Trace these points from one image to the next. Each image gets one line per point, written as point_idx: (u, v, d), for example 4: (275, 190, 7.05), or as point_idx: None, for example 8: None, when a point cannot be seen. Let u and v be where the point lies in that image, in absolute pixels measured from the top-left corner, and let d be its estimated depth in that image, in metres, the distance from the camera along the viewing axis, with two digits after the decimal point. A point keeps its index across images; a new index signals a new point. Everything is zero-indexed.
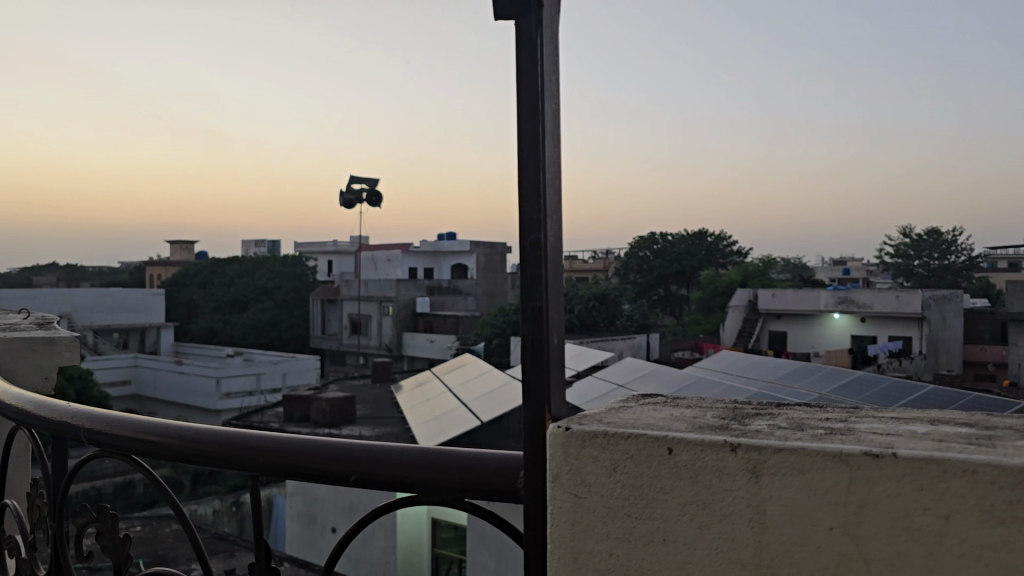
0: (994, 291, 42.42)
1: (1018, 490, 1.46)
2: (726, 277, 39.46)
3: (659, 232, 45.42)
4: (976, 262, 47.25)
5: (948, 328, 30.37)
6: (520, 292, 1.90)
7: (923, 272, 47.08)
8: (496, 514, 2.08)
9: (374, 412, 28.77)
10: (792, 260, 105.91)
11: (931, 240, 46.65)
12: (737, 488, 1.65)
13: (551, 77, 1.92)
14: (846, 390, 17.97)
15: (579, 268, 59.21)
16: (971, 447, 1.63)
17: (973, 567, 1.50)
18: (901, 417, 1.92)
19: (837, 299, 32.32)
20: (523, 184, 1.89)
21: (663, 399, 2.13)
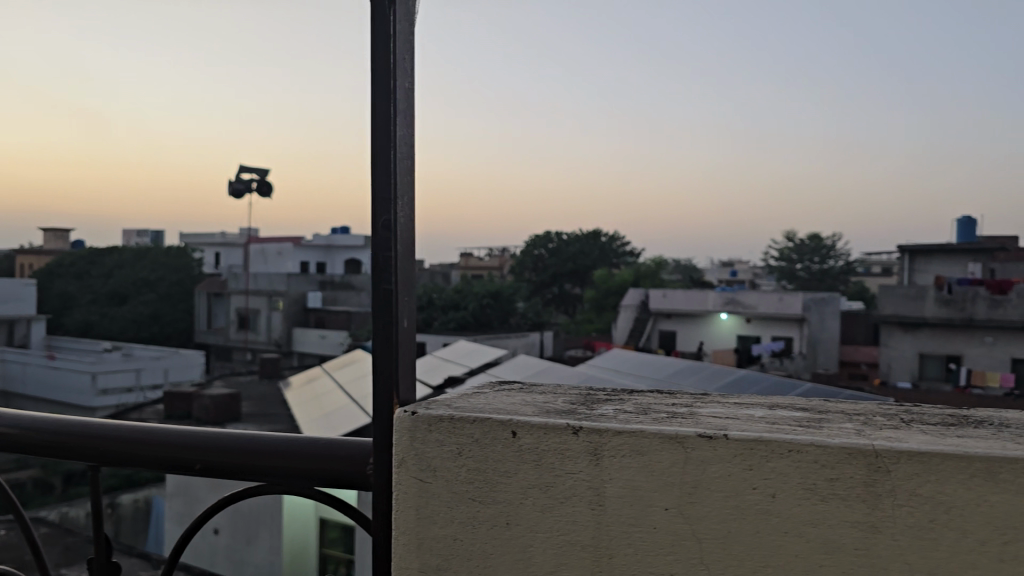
0: (868, 295, 44.44)
1: (855, 468, 1.52)
2: (617, 277, 40.16)
3: (554, 231, 45.78)
4: (852, 267, 49.76)
5: (825, 330, 31.87)
6: (373, 270, 1.86)
7: (805, 275, 49.24)
8: (350, 504, 2.03)
9: (261, 408, 27.94)
10: (682, 262, 108.89)
11: (812, 245, 48.99)
12: (578, 471, 1.66)
13: (405, 53, 1.89)
14: (732, 387, 18.49)
15: (475, 265, 59.17)
16: (799, 428, 1.69)
17: (805, 552, 1.56)
18: (741, 400, 1.96)
19: (723, 300, 33.22)
20: (373, 166, 1.86)
21: (518, 386, 2.12)
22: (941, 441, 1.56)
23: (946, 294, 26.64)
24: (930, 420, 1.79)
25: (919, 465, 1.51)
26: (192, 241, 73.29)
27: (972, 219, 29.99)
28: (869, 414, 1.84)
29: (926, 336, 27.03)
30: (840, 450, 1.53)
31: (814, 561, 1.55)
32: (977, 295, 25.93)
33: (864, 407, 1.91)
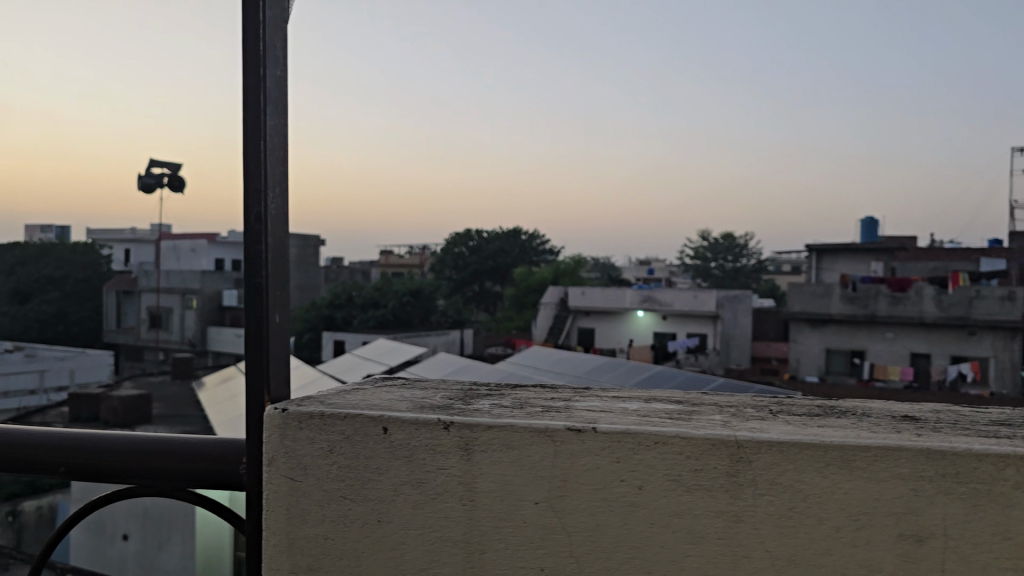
0: (779, 292, 45.37)
1: (735, 460, 1.55)
2: (537, 275, 40.50)
3: (474, 229, 45.55)
4: (764, 265, 51.11)
5: (738, 326, 32.42)
6: (243, 260, 1.80)
7: (719, 273, 50.45)
8: (223, 506, 1.94)
9: (173, 410, 27.00)
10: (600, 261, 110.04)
11: (726, 244, 50.57)
12: (449, 465, 1.65)
13: (275, 42, 1.82)
14: (649, 382, 18.73)
15: (395, 262, 58.57)
16: (672, 420, 1.71)
17: (680, 548, 1.57)
18: (620, 393, 1.98)
19: (640, 297, 33.64)
20: (245, 158, 1.79)
21: (400, 382, 2.09)
22: (803, 430, 1.60)
23: (850, 292, 26.68)
24: (798, 411, 1.84)
25: (781, 455, 1.54)
26: (99, 237, 70.39)
27: (875, 219, 31.18)
28: (741, 404, 1.88)
29: (832, 332, 27.03)
30: (705, 440, 1.56)
31: (679, 553, 1.57)
32: (878, 293, 26.15)
33: (739, 398, 1.95)
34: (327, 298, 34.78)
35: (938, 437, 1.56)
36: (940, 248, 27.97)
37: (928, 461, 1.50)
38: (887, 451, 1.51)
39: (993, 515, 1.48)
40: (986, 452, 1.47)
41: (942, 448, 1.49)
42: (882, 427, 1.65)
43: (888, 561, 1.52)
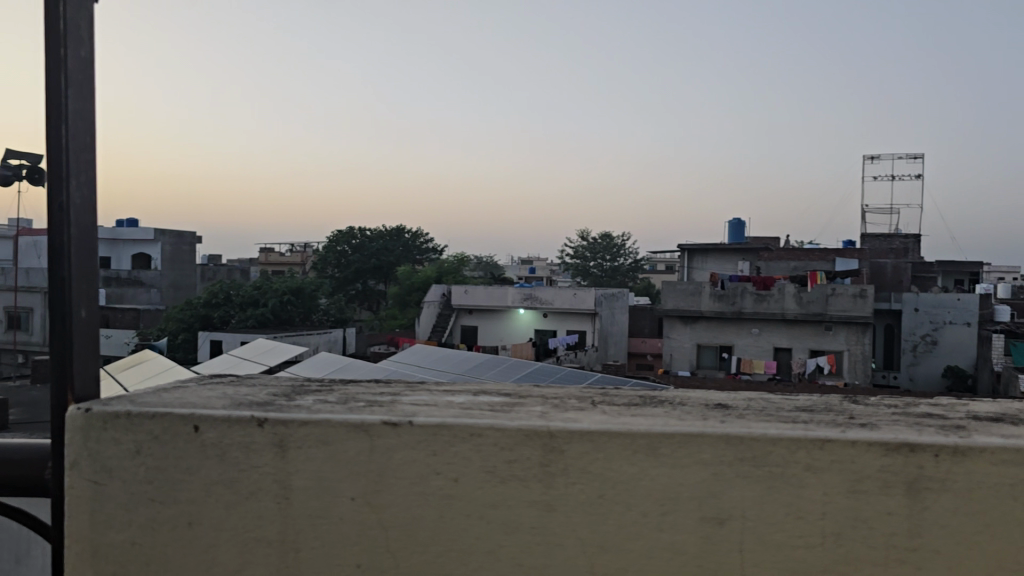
0: (654, 290, 46.65)
1: (557, 454, 1.58)
2: (421, 273, 40.14)
3: (356, 227, 44.67)
4: (641, 264, 52.22)
5: (615, 323, 32.84)
6: (46, 252, 1.69)
7: (598, 272, 51.23)
8: (23, 511, 1.80)
9: (30, 416, 25.09)
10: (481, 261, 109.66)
11: (604, 244, 51.33)
12: (263, 464, 1.61)
13: (76, 22, 1.73)
14: (534, 376, 18.78)
15: (274, 260, 56.70)
16: (492, 412, 1.73)
17: (505, 542, 1.58)
18: (449, 387, 1.99)
19: (522, 295, 32.31)
20: (45, 142, 1.69)
21: (225, 380, 2.02)
22: (615, 420, 1.65)
23: (720, 289, 26.55)
24: (618, 402, 1.91)
25: (590, 443, 1.58)
26: None
27: (742, 221, 32.45)
28: (565, 396, 1.92)
29: (702, 327, 26.83)
30: (518, 431, 1.58)
31: (495, 545, 1.59)
32: (745, 290, 26.04)
33: (565, 390, 1.99)
34: (204, 297, 33.03)
35: (741, 423, 1.64)
36: (799, 249, 28.81)
37: (728, 445, 1.57)
38: (687, 439, 1.57)
39: (787, 495, 1.57)
40: (779, 436, 1.56)
41: (742, 433, 1.56)
42: (693, 415, 1.72)
43: (697, 549, 1.58)
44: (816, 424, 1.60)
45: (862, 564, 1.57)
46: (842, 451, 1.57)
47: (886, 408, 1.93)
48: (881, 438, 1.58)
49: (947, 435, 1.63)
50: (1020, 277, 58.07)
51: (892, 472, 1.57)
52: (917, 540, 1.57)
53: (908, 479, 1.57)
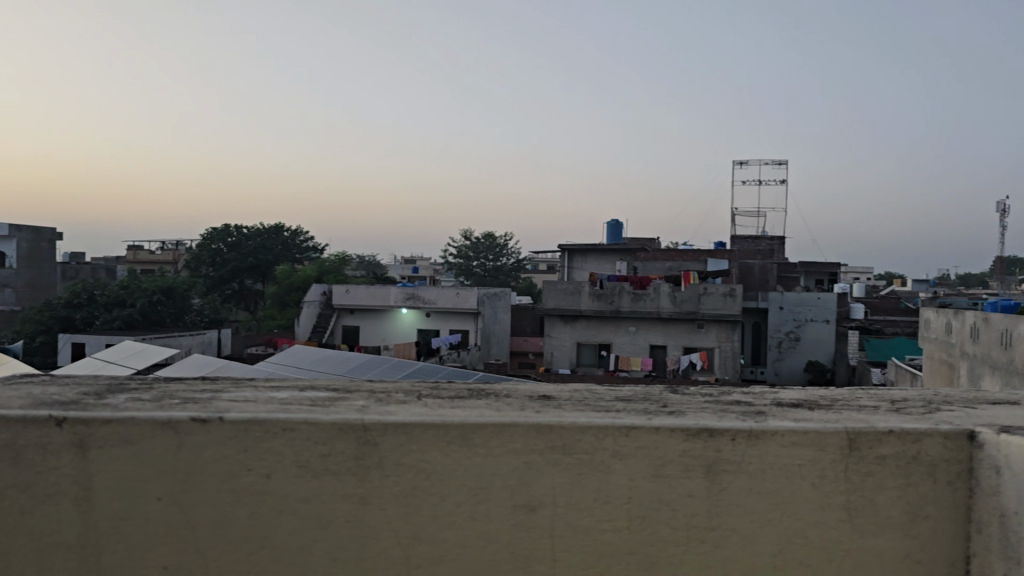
0: (536, 289, 47.12)
1: (374, 450, 1.58)
2: (301, 272, 39.22)
3: (233, 224, 42.99)
4: (523, 264, 52.54)
5: (498, 322, 32.89)
6: None
7: (481, 272, 51.15)
8: None
9: None
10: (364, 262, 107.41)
11: (487, 244, 51.13)
12: (63, 465, 1.54)
13: None
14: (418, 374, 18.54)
15: (143, 259, 53.88)
16: (312, 407, 1.72)
17: (314, 539, 1.58)
18: (277, 383, 1.97)
19: (404, 295, 31.63)
20: None
21: (26, 380, 1.92)
22: (432, 413, 1.67)
23: (598, 289, 27.05)
24: (444, 396, 1.93)
25: (404, 435, 1.59)
26: None
27: (620, 221, 33.20)
28: (393, 390, 1.93)
29: (582, 326, 27.28)
30: (331, 425, 1.58)
31: (308, 541, 1.58)
32: (622, 289, 26.61)
33: (393, 385, 2.02)
34: (64, 297, 31.03)
35: (552, 413, 1.70)
36: (673, 249, 29.81)
37: (537, 434, 1.62)
38: (501, 428, 1.61)
39: (592, 484, 1.63)
40: (585, 424, 1.62)
41: (549, 422, 1.62)
42: (507, 406, 1.77)
43: (507, 548, 1.62)
44: (621, 412, 1.68)
45: (661, 548, 1.65)
46: (644, 437, 1.65)
47: (700, 397, 2.05)
48: (683, 425, 1.66)
49: (745, 420, 1.75)
50: (873, 276, 61.90)
51: (692, 456, 1.65)
52: (714, 521, 1.67)
53: (707, 462, 1.66)
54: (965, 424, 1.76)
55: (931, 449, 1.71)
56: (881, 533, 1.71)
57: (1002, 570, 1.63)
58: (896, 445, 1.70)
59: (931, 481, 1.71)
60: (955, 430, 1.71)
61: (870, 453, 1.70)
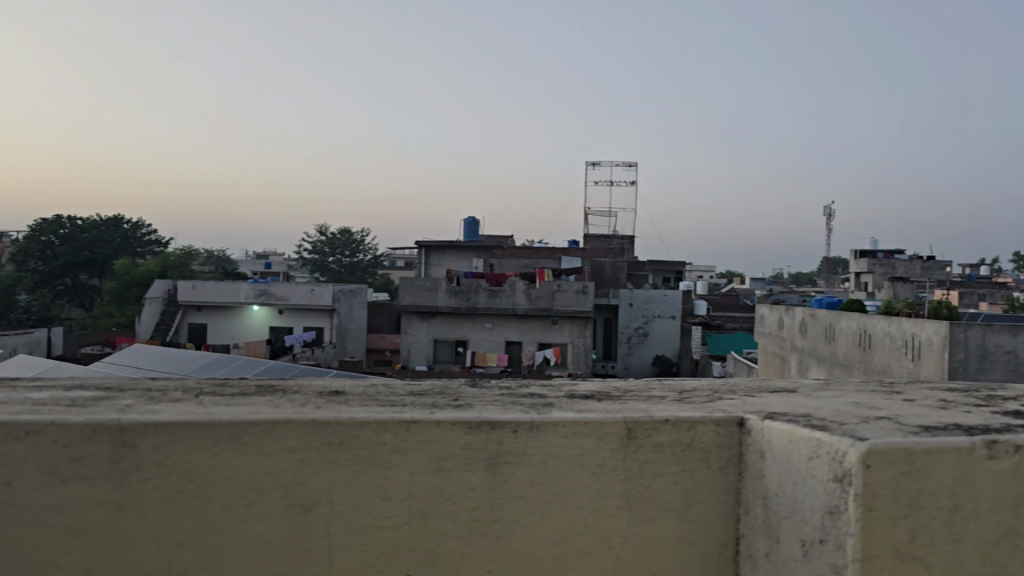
0: (393, 286, 46.60)
1: (132, 454, 1.50)
2: (141, 268, 36.94)
3: (65, 215, 39.94)
4: (380, 260, 51.77)
5: (354, 319, 32.20)
6: None
7: (336, 268, 49.98)
8: None
9: None
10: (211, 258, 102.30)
11: (342, 239, 50.03)
12: None
13: None
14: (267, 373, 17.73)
15: None
16: (65, 408, 1.59)
17: (67, 552, 1.49)
18: (37, 384, 1.82)
19: (255, 291, 30.38)
20: None
21: None
22: (201, 411, 1.60)
23: (455, 285, 27.02)
24: (227, 393, 1.84)
25: (164, 436, 1.51)
26: None
27: (477, 219, 33.31)
28: (169, 390, 1.82)
29: (438, 322, 27.13)
30: (83, 426, 1.48)
31: (53, 552, 1.48)
32: (479, 286, 26.71)
33: (174, 384, 1.90)
34: None
35: (333, 409, 1.65)
36: (529, 246, 30.28)
37: (306, 428, 1.56)
38: (274, 426, 1.55)
39: (372, 480, 1.59)
40: (363, 419, 1.58)
41: (325, 418, 1.57)
42: (288, 404, 1.70)
43: (279, 564, 1.56)
44: (401, 406, 1.66)
45: (442, 543, 1.64)
46: (425, 431, 1.63)
47: (493, 391, 2.06)
48: (463, 418, 1.66)
49: (527, 412, 1.76)
50: (714, 275, 65.35)
51: (474, 448, 1.65)
52: (496, 512, 1.67)
53: (488, 455, 1.66)
54: (736, 411, 1.85)
55: (704, 437, 1.78)
56: (660, 518, 1.77)
57: (764, 546, 1.73)
58: (672, 433, 1.76)
59: (706, 467, 1.78)
60: (726, 417, 1.79)
61: (647, 441, 1.75)
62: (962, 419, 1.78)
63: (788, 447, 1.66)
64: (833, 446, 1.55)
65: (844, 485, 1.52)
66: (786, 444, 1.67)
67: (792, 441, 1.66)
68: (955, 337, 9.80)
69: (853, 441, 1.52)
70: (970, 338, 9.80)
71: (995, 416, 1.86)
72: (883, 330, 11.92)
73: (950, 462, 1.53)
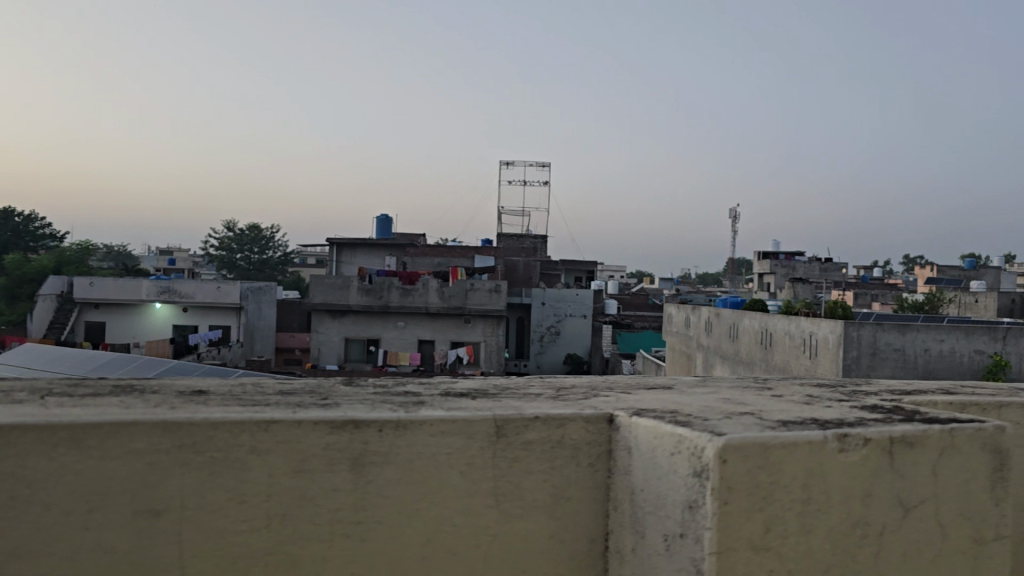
0: (304, 284, 45.72)
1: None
2: (34, 263, 35.15)
3: None
4: (290, 258, 50.72)
5: (262, 318, 31.43)
6: None
7: (244, 265, 48.73)
8: None
9: None
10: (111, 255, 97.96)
11: (251, 235, 48.80)
12: None
13: None
14: (170, 370, 17.01)
15: None
16: None
17: None
18: None
19: (158, 288, 29.26)
20: None
21: None
22: (41, 413, 1.74)
23: (367, 283, 26.66)
24: (74, 394, 1.91)
25: (6, 443, 1.67)
26: None
27: (389, 217, 32.98)
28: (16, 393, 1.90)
29: (350, 321, 26.71)
30: None
31: None
32: (391, 284, 26.41)
33: (25, 386, 1.99)
34: None
35: (184, 410, 1.81)
36: (441, 244, 30.21)
37: (161, 432, 1.74)
38: (120, 427, 1.72)
39: (226, 483, 1.76)
40: (217, 421, 1.75)
41: (176, 421, 1.74)
42: (134, 403, 1.85)
43: (128, 567, 1.73)
44: (262, 408, 1.80)
45: (297, 544, 1.79)
46: (287, 432, 1.78)
47: (363, 389, 2.11)
48: (327, 418, 1.81)
49: (394, 409, 1.89)
50: (625, 275, 66.56)
51: (336, 448, 1.80)
52: (361, 514, 1.82)
53: (352, 455, 1.81)
54: (606, 408, 1.97)
55: (574, 434, 1.91)
56: (532, 516, 1.90)
57: (631, 541, 1.76)
58: (542, 430, 1.89)
59: (574, 463, 1.91)
60: (596, 415, 1.91)
61: (517, 439, 1.88)
62: (819, 415, 1.84)
63: (654, 443, 1.69)
64: (692, 441, 1.58)
65: (702, 481, 1.55)
66: (652, 440, 1.70)
67: (658, 437, 1.68)
68: (849, 335, 10.22)
69: (712, 436, 1.55)
70: (863, 336, 10.23)
71: (856, 410, 1.93)
72: (783, 329, 12.34)
73: (802, 457, 1.58)
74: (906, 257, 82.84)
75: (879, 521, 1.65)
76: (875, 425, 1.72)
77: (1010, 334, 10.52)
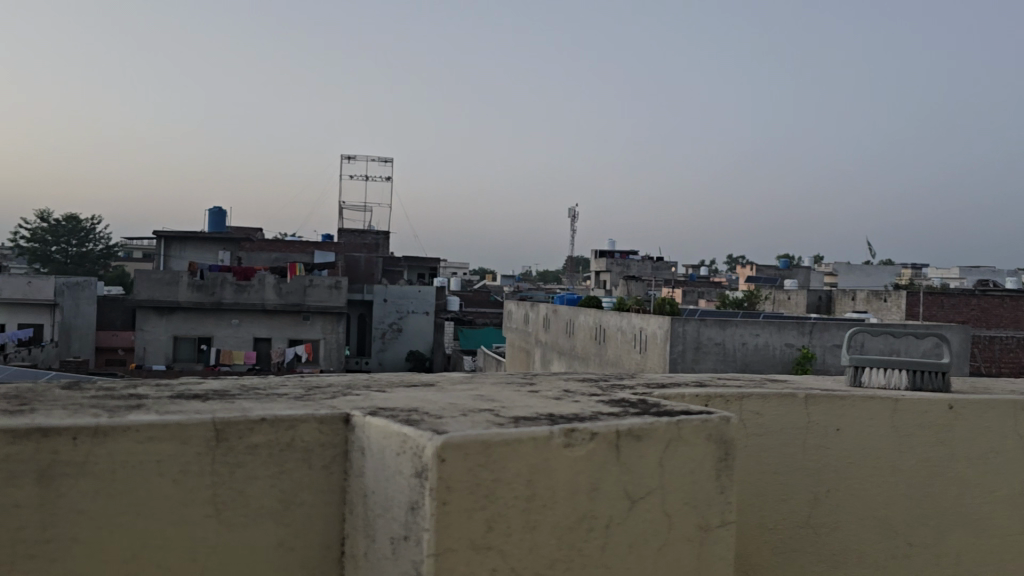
0: (129, 279, 42.94)
1: None
2: None
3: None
4: (113, 251, 47.49)
5: (80, 315, 29.15)
6: None
7: (60, 258, 45.24)
8: None
9: None
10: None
11: (68, 226, 45.29)
12: None
13: None
14: None
15: None
16: None
17: None
18: None
19: None
20: None
21: None
22: None
23: (198, 279, 25.35)
24: None
25: None
26: None
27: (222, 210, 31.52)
28: None
29: (179, 318, 25.27)
30: None
31: None
32: (224, 280, 25.29)
33: None
34: None
35: None
36: (278, 239, 29.38)
37: None
38: None
39: None
40: None
41: None
42: None
43: None
44: None
45: None
46: None
47: (64, 396, 2.40)
48: (10, 429, 2.06)
49: (97, 417, 2.20)
50: (467, 272, 66.51)
51: (18, 460, 2.06)
52: (51, 533, 2.10)
53: (39, 467, 2.08)
54: (342, 409, 2.43)
55: (305, 435, 2.35)
56: (255, 521, 2.30)
57: (364, 546, 1.99)
58: (267, 433, 2.30)
59: (308, 465, 2.36)
60: (328, 417, 2.37)
61: (239, 443, 2.27)
62: (558, 409, 2.14)
63: (382, 444, 1.91)
64: (415, 441, 1.80)
65: (422, 479, 1.77)
66: (381, 439, 1.91)
67: (386, 436, 1.90)
68: (675, 330, 10.75)
69: (430, 436, 1.78)
70: (687, 331, 10.81)
71: (598, 404, 2.23)
72: (615, 324, 12.73)
73: (527, 451, 1.89)
74: (731, 257, 87.78)
75: (606, 515, 2.01)
76: (607, 418, 2.07)
77: (816, 329, 11.26)
